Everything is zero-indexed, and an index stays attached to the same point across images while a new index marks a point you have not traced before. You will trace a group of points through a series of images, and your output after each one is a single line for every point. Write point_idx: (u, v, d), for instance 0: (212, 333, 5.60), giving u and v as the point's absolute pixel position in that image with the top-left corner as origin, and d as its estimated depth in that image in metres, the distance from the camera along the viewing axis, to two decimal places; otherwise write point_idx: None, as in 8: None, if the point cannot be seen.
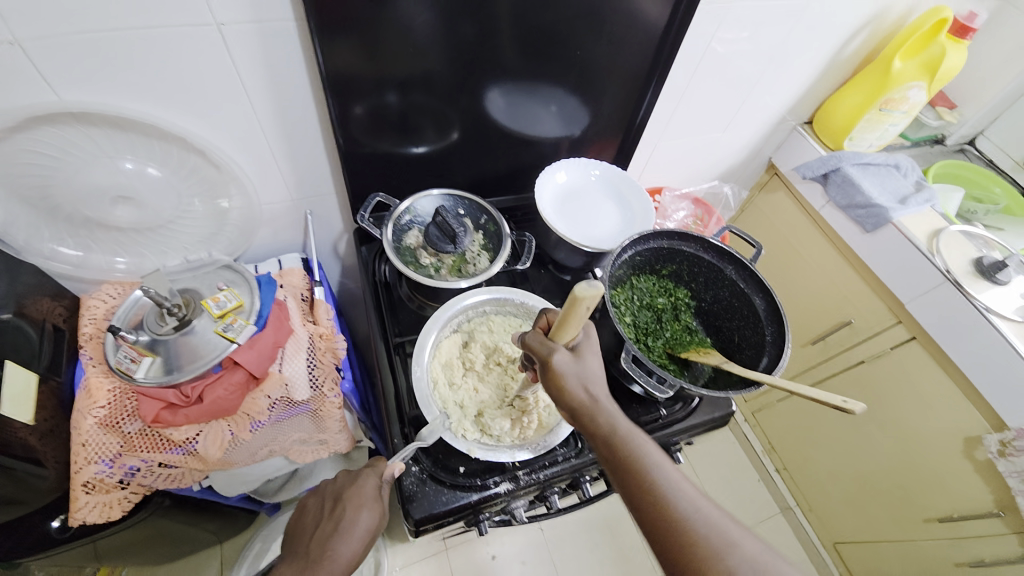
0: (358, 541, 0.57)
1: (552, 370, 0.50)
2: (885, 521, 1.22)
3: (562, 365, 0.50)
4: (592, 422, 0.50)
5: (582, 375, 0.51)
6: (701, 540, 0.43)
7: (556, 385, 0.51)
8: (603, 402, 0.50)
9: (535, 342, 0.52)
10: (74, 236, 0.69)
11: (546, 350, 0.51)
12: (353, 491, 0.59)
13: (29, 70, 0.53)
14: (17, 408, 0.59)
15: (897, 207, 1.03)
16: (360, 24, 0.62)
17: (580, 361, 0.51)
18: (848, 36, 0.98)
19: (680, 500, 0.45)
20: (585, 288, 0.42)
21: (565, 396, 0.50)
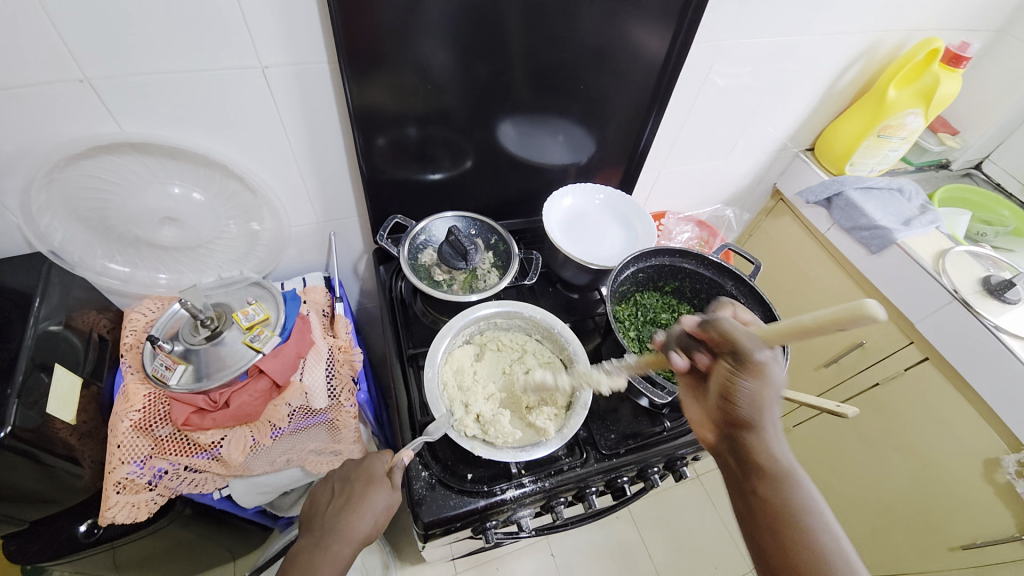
0: (375, 514, 0.60)
1: (751, 369, 0.49)
2: (909, 551, 1.18)
3: (764, 363, 0.49)
4: (755, 440, 0.51)
5: (775, 376, 0.50)
6: (822, 545, 0.46)
7: (753, 383, 0.49)
8: (772, 419, 0.51)
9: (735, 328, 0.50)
10: (123, 253, 0.76)
11: (752, 343, 0.48)
12: (362, 471, 0.63)
13: (97, 105, 0.61)
14: (62, 408, 0.65)
15: (900, 229, 1.05)
16: (384, 65, 0.69)
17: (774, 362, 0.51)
18: (842, 68, 1.03)
19: (828, 539, 0.46)
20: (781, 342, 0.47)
21: (744, 395, 0.50)
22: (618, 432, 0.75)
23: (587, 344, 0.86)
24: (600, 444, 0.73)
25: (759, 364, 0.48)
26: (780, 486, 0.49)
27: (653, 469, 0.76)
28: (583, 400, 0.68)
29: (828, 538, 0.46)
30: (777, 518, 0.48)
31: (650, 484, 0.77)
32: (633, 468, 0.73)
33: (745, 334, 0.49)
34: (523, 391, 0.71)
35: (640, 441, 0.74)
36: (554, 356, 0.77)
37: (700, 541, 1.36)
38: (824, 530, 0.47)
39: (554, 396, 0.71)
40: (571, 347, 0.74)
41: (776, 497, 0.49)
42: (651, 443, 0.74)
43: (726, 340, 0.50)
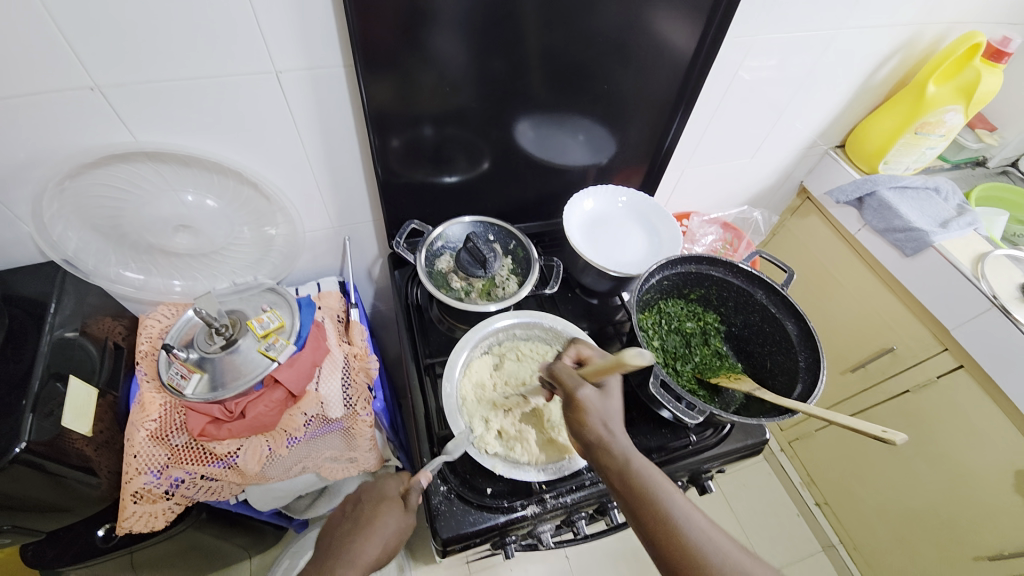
0: (387, 537, 0.59)
1: (576, 403, 0.55)
2: (934, 562, 1.14)
3: (587, 398, 0.55)
4: (607, 460, 0.51)
5: (603, 408, 0.54)
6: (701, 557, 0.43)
7: (580, 415, 0.54)
8: (614, 438, 0.52)
9: (563, 372, 0.58)
10: (137, 260, 0.75)
11: (573, 382, 0.56)
12: (374, 493, 0.63)
13: (107, 112, 0.59)
14: (78, 420, 0.64)
15: (938, 231, 1.00)
16: (398, 65, 0.66)
17: (605, 399, 0.55)
18: (879, 61, 0.98)
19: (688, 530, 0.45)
20: (634, 356, 0.50)
21: (583, 426, 0.53)
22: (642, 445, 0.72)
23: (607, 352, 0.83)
24: None
25: (580, 400, 0.55)
26: (642, 501, 0.47)
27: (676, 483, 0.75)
28: None
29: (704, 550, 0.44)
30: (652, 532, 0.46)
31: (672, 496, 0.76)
32: None
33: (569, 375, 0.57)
34: (545, 405, 0.70)
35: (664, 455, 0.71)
36: None
37: None
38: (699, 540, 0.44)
39: None
40: None
41: (640, 513, 0.47)
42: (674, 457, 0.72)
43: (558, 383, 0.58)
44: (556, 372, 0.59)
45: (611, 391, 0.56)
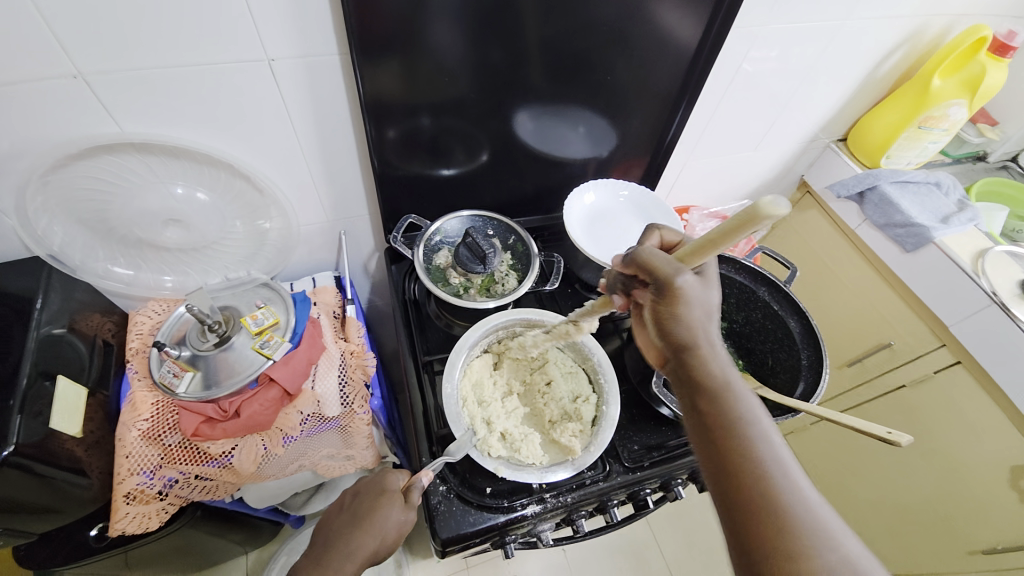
0: (387, 531, 0.58)
1: (674, 291, 0.47)
2: (927, 554, 1.16)
3: (687, 287, 0.48)
4: (699, 366, 0.47)
5: (700, 300, 0.48)
6: (780, 490, 0.40)
7: (674, 309, 0.48)
8: (711, 343, 0.48)
9: (656, 257, 0.49)
10: (126, 255, 0.72)
11: (670, 268, 0.48)
12: (375, 486, 0.62)
13: (91, 102, 0.57)
14: (66, 420, 0.62)
15: (938, 226, 0.99)
16: (395, 52, 0.64)
17: (704, 288, 0.49)
18: (884, 54, 0.96)
19: (774, 463, 0.42)
20: (775, 204, 0.38)
21: (678, 323, 0.48)
22: (642, 443, 0.72)
23: (607, 348, 0.82)
24: (624, 456, 0.70)
25: (678, 289, 0.47)
26: (726, 418, 0.44)
27: (676, 480, 0.73)
28: (609, 416, 0.67)
29: (786, 483, 0.41)
30: (731, 451, 0.43)
31: (672, 493, 0.75)
32: (656, 480, 0.70)
33: (665, 260, 0.49)
34: (546, 404, 0.70)
35: (664, 453, 0.71)
36: (574, 364, 0.75)
37: (714, 540, 1.34)
38: (782, 473, 0.41)
39: (578, 411, 0.68)
40: (594, 357, 0.72)
41: (721, 433, 0.44)
42: (675, 455, 0.71)
43: (648, 271, 0.49)
44: (644, 258, 0.50)
45: (708, 280, 0.50)
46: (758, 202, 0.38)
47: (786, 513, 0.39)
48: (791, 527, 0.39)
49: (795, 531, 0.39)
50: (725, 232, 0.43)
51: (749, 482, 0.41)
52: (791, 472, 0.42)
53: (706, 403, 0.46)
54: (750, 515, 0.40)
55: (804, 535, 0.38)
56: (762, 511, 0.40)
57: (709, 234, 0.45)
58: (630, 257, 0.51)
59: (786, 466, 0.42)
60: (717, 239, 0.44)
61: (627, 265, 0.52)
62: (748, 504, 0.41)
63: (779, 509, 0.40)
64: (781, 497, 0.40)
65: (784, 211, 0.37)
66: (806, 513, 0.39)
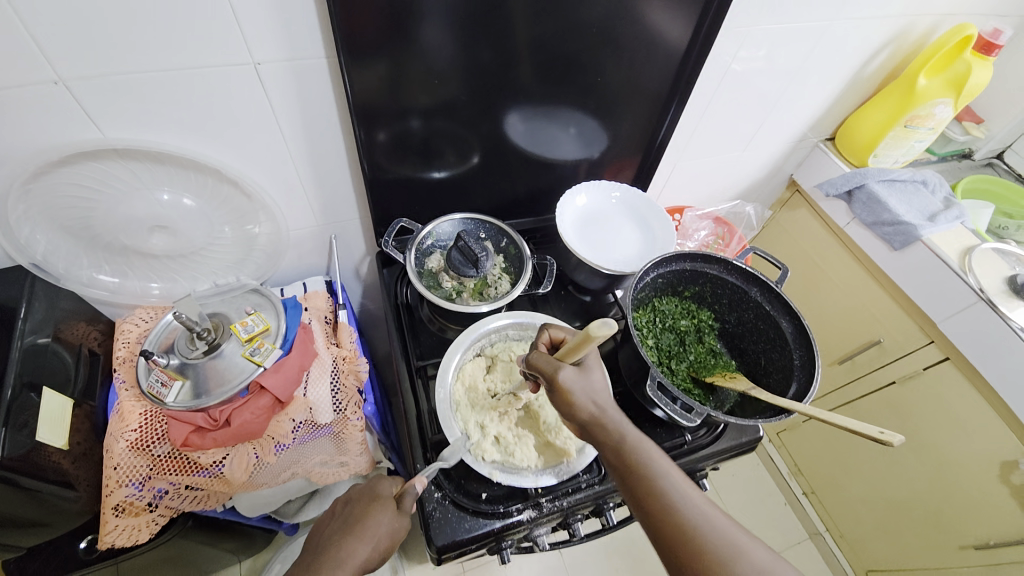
0: (381, 535, 0.57)
1: (559, 386, 0.52)
2: (919, 548, 1.17)
3: (569, 379, 0.52)
4: (604, 436, 0.50)
5: (584, 386, 0.52)
6: (706, 538, 0.43)
7: (566, 401, 0.52)
8: (608, 413, 0.51)
9: (541, 358, 0.54)
10: (111, 263, 0.71)
11: (552, 365, 0.52)
12: (368, 493, 0.61)
13: (73, 108, 0.55)
14: (52, 432, 0.61)
15: (926, 224, 1.00)
16: (385, 52, 0.63)
17: (587, 374, 0.53)
18: (871, 53, 0.97)
19: (690, 514, 0.45)
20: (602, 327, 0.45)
21: (573, 407, 0.51)
22: None
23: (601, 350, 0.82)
24: None
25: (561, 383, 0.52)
26: (642, 484, 0.47)
27: None
28: None
29: (708, 529, 0.44)
30: (658, 518, 0.45)
31: None
32: None
33: (547, 360, 0.53)
34: (540, 406, 0.69)
35: None
36: None
37: None
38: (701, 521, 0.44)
39: None
40: None
41: (642, 501, 0.46)
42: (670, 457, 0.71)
43: (538, 372, 0.54)
44: (534, 362, 0.55)
45: (590, 368, 0.53)
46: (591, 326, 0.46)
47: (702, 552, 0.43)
48: (711, 565, 0.42)
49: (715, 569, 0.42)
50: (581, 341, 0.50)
51: (664, 531, 0.45)
52: (707, 514, 0.45)
53: (620, 473, 0.48)
54: (689, 571, 0.43)
55: (722, 568, 0.42)
56: (699, 569, 0.42)
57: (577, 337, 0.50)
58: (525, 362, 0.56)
59: (702, 510, 0.45)
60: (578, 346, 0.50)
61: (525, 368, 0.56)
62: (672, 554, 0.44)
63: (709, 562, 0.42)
64: (705, 545, 0.43)
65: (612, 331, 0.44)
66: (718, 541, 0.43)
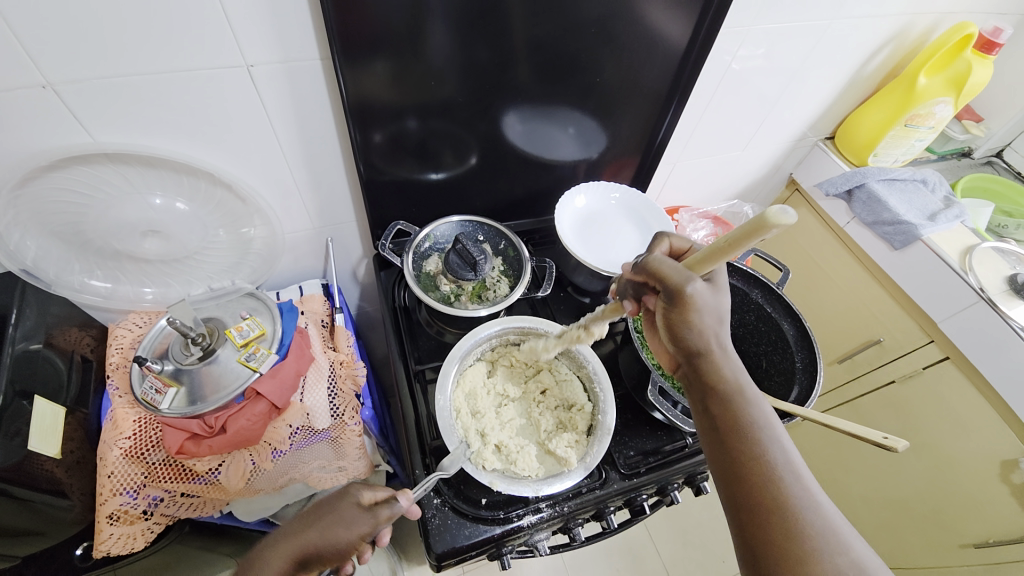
0: (337, 536, 0.53)
1: (686, 300, 0.43)
2: (919, 546, 1.17)
3: (699, 296, 0.43)
4: (714, 370, 0.44)
5: (713, 308, 0.44)
6: (796, 501, 0.39)
7: (686, 319, 0.44)
8: (726, 346, 0.45)
9: (664, 264, 0.45)
10: (104, 268, 0.70)
11: (681, 275, 0.43)
12: (346, 492, 0.57)
13: (62, 112, 0.54)
14: (45, 441, 0.60)
15: (925, 224, 1.00)
16: (382, 51, 0.62)
17: (717, 294, 0.45)
18: (871, 52, 0.96)
19: (786, 469, 0.41)
20: (783, 213, 0.34)
21: (691, 331, 0.44)
22: (638, 449, 0.71)
23: (601, 351, 0.82)
24: (620, 463, 0.69)
25: (688, 296, 0.43)
26: (739, 423, 0.43)
27: (671, 485, 0.73)
28: (604, 426, 0.66)
29: (802, 492, 0.40)
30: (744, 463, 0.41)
31: (668, 498, 0.75)
32: (652, 486, 0.70)
33: (675, 269, 0.44)
34: (541, 414, 0.69)
35: (660, 458, 0.70)
36: (569, 371, 0.74)
37: (710, 539, 1.35)
38: (797, 482, 0.40)
39: (573, 420, 0.68)
40: (589, 364, 0.71)
41: (735, 445, 0.42)
42: (671, 460, 0.70)
43: (656, 279, 0.45)
44: (655, 266, 0.46)
45: (720, 288, 0.45)
46: (764, 212, 0.35)
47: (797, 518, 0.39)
48: (803, 533, 0.38)
49: (808, 536, 0.38)
50: (734, 241, 0.39)
51: (753, 478, 0.41)
52: (804, 480, 0.41)
53: (720, 409, 0.44)
54: (763, 524, 0.39)
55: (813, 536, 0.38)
56: (779, 526, 0.39)
57: (719, 239, 0.40)
58: (639, 264, 0.47)
59: (799, 474, 0.41)
60: (726, 248, 0.40)
61: (634, 272, 0.48)
62: (756, 509, 0.40)
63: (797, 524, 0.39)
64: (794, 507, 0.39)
65: (796, 221, 0.33)
66: (817, 516, 0.39)
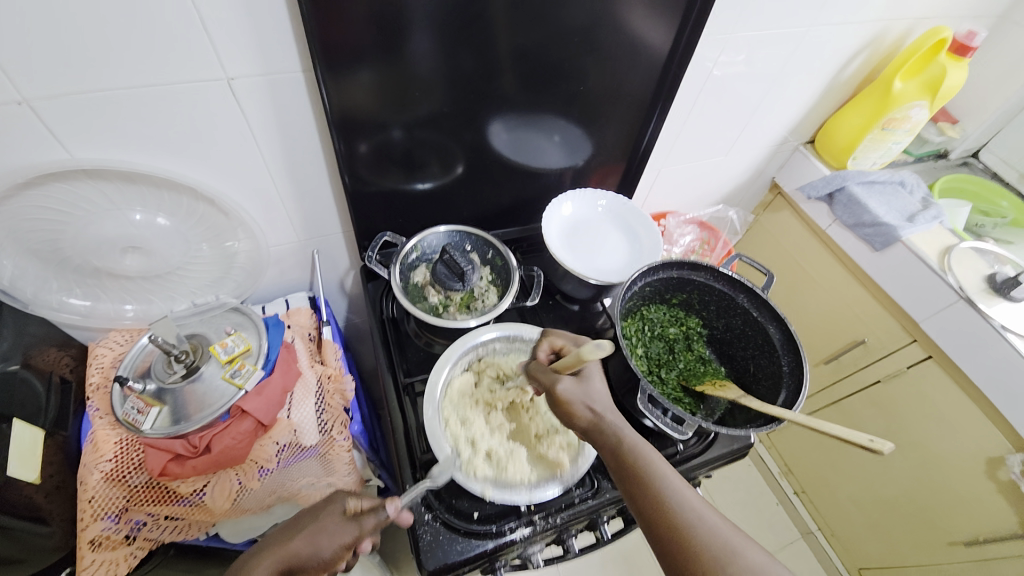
0: (321, 545, 0.52)
1: (556, 398, 0.56)
2: (908, 545, 1.18)
3: (567, 393, 0.56)
4: (602, 440, 0.53)
5: (581, 396, 0.56)
6: (699, 543, 0.44)
7: (562, 412, 0.56)
8: (608, 417, 0.54)
9: (539, 373, 0.60)
10: (83, 285, 0.69)
11: (549, 379, 0.58)
12: (331, 503, 0.56)
13: (37, 128, 0.53)
14: (24, 466, 0.58)
15: (905, 225, 1.02)
16: (366, 62, 0.62)
17: (584, 384, 0.57)
18: (847, 58, 0.99)
19: (683, 513, 0.46)
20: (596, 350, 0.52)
21: (572, 418, 0.55)
22: None
23: None
24: (612, 471, 0.69)
25: (557, 395, 0.56)
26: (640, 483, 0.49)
27: None
28: None
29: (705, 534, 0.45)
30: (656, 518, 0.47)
31: None
32: None
33: (546, 374, 0.59)
34: (531, 421, 0.68)
35: None
36: None
37: None
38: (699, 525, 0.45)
39: (564, 424, 0.68)
40: None
41: (642, 502, 0.48)
42: None
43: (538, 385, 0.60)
44: (535, 375, 0.61)
45: (588, 377, 0.57)
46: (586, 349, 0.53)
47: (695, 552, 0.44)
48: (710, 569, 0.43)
49: (708, 568, 0.43)
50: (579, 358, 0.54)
51: (660, 529, 0.46)
52: (702, 519, 0.45)
53: (619, 471, 0.51)
54: (680, 569, 0.44)
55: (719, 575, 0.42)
56: (688, 568, 0.44)
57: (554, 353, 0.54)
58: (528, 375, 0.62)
59: (697, 516, 0.46)
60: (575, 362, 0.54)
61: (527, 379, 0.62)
62: (672, 557, 0.45)
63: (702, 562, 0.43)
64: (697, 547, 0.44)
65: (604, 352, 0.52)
66: (716, 552, 0.43)
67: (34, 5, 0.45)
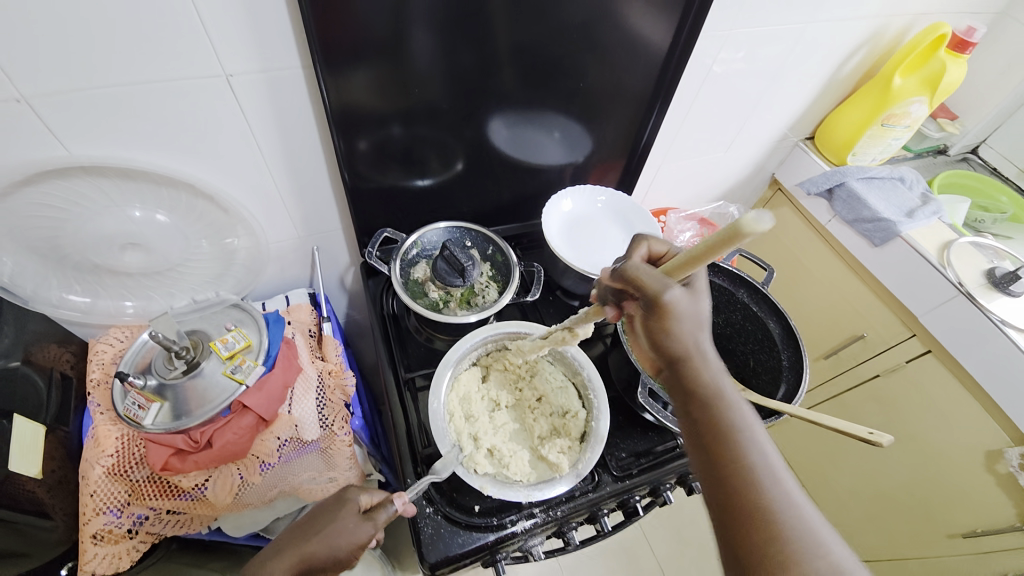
0: (338, 544, 0.53)
1: (661, 307, 0.42)
2: (904, 539, 1.20)
3: (677, 303, 0.43)
4: (696, 378, 0.43)
5: (690, 312, 0.44)
6: (788, 525, 0.37)
7: (661, 326, 0.44)
8: (707, 353, 0.44)
9: (641, 271, 0.44)
10: (83, 282, 0.69)
11: (657, 282, 0.43)
12: (341, 499, 0.58)
13: (36, 125, 0.53)
14: (25, 460, 0.59)
15: (904, 221, 1.02)
16: (365, 58, 0.62)
17: (695, 297, 0.45)
18: (845, 56, 0.99)
19: (775, 489, 0.38)
20: (758, 222, 0.33)
21: (669, 339, 0.44)
22: (629, 450, 0.72)
23: (591, 354, 0.82)
24: (612, 465, 0.69)
25: (664, 302, 0.42)
26: (727, 438, 0.41)
27: (664, 485, 0.74)
28: (598, 431, 0.66)
29: (794, 517, 0.37)
30: (737, 485, 0.39)
31: (661, 499, 0.75)
32: (646, 487, 0.70)
33: (651, 274, 0.44)
34: (535, 420, 0.69)
35: (652, 459, 0.71)
36: (564, 377, 0.74)
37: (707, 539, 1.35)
38: (790, 507, 0.38)
39: (567, 426, 0.68)
40: (585, 371, 0.72)
41: (723, 462, 0.40)
42: (663, 460, 0.71)
43: (633, 287, 0.44)
44: (631, 272, 0.45)
45: (698, 292, 0.45)
46: (740, 219, 0.33)
47: (783, 536, 0.37)
48: (795, 558, 0.36)
49: (796, 561, 0.36)
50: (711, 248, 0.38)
51: (741, 494, 0.39)
52: (796, 501, 0.38)
53: (703, 417, 0.42)
54: (753, 545, 0.37)
55: (810, 574, 0.35)
56: (764, 547, 0.36)
57: (696, 247, 0.40)
58: (617, 270, 0.46)
59: (791, 495, 0.38)
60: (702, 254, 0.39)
61: (612, 277, 0.47)
62: (743, 531, 0.38)
63: (787, 545, 0.36)
64: (787, 534, 0.37)
65: (772, 227, 0.33)
66: (809, 543, 0.36)
67: (39, 3, 0.45)
